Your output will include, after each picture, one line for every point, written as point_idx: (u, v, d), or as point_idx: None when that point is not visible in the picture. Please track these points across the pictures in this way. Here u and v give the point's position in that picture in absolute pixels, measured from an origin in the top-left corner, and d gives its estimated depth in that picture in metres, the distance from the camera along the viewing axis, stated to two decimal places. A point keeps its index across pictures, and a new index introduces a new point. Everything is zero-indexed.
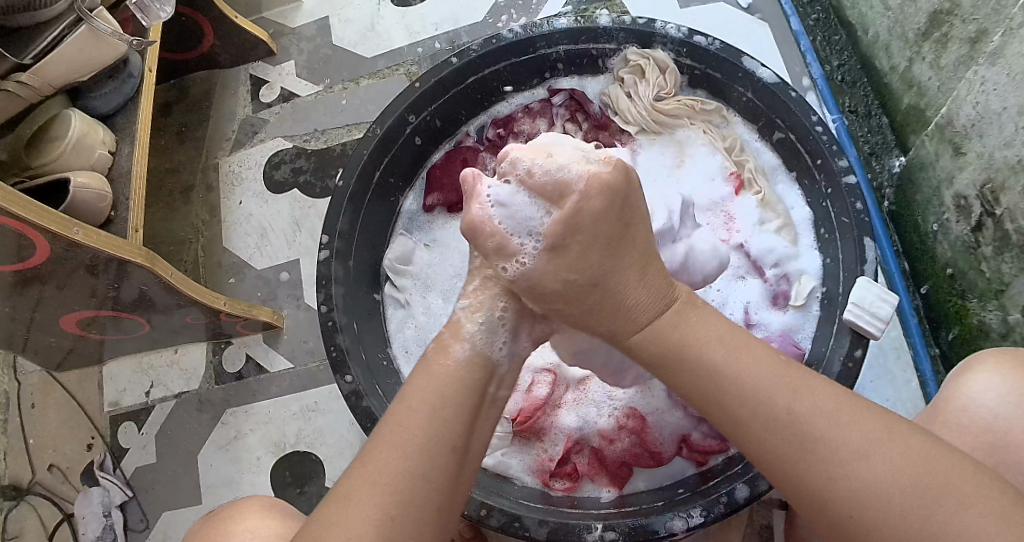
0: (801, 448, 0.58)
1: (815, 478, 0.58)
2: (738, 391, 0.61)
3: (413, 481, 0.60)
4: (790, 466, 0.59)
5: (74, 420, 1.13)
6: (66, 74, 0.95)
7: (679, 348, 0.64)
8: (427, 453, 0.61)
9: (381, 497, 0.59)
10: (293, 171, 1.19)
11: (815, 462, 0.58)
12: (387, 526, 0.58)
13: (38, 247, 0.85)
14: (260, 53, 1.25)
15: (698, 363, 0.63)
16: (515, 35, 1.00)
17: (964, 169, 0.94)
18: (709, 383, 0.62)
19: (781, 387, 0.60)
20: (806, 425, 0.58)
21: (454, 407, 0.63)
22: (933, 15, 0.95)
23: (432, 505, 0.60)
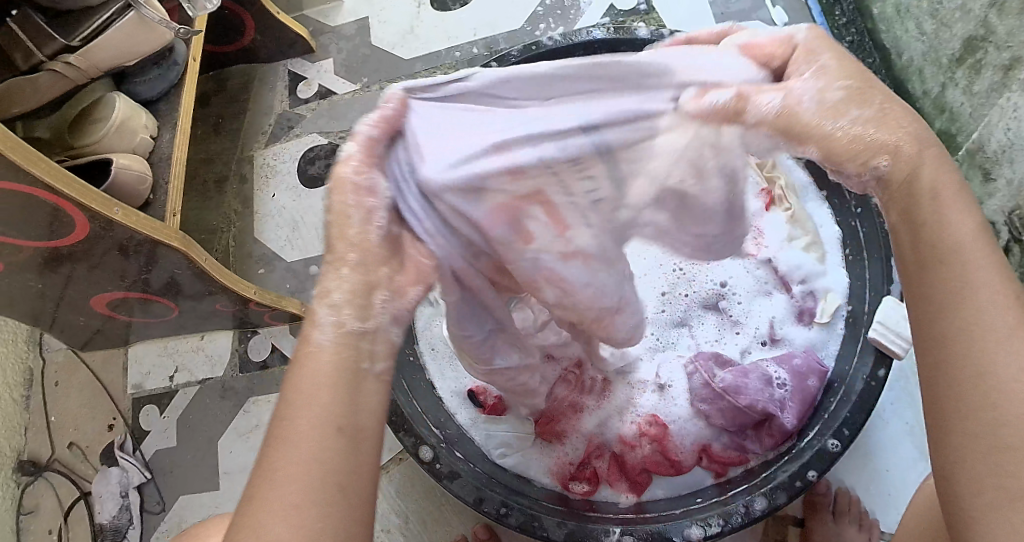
0: (989, 344, 0.51)
1: (986, 376, 0.51)
2: (971, 260, 0.54)
3: (312, 472, 0.51)
4: (963, 365, 0.52)
5: (96, 400, 1.14)
6: (112, 60, 0.97)
7: (932, 196, 0.56)
8: (318, 440, 0.52)
9: (280, 495, 0.50)
10: (328, 167, 1.21)
11: (1000, 359, 0.51)
12: (294, 516, 0.50)
13: (76, 226, 0.87)
14: (299, 50, 1.28)
15: (942, 230, 0.55)
16: (555, 43, 1.01)
17: (993, 195, 0.95)
18: (948, 241, 0.54)
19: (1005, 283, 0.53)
20: (1007, 334, 0.51)
21: (333, 390, 0.54)
22: (968, 41, 0.97)
23: (336, 485, 0.51)
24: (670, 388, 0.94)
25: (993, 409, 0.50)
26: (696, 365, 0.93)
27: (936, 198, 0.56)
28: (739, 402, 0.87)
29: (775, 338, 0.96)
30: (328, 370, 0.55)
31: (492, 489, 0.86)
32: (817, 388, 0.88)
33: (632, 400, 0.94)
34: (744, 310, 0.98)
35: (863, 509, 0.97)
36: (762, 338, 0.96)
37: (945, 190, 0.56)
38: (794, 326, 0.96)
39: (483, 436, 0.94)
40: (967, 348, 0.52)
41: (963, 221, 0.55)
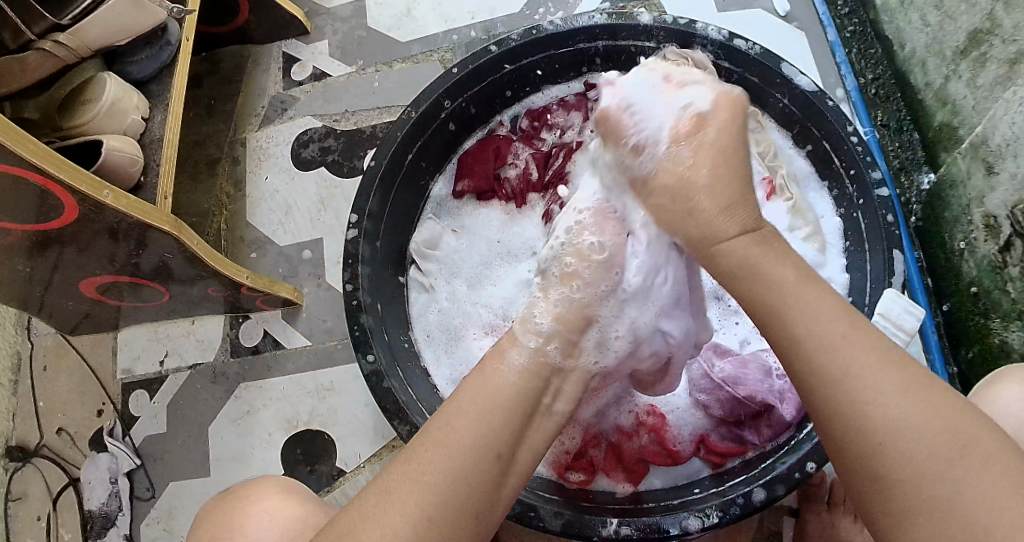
0: (841, 378, 0.55)
1: (848, 413, 0.54)
2: (796, 312, 0.58)
3: (455, 484, 0.58)
4: (828, 406, 0.55)
5: (85, 385, 1.12)
6: (104, 39, 0.94)
7: (748, 266, 0.61)
8: (478, 461, 0.59)
9: (422, 499, 0.57)
10: (321, 150, 1.19)
11: (857, 388, 0.54)
12: (424, 525, 0.56)
13: (65, 208, 0.85)
14: (294, 31, 1.25)
15: (764, 290, 0.60)
16: (555, 27, 0.99)
17: (996, 189, 0.94)
18: (768, 300, 0.59)
19: (838, 321, 0.57)
20: (848, 369, 0.55)
21: (505, 413, 0.62)
22: (973, 33, 0.96)
23: (475, 512, 0.58)
24: None
25: (871, 435, 0.53)
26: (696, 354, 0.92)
27: (749, 269, 0.61)
28: (737, 392, 0.89)
29: None
30: (512, 391, 0.63)
31: None
32: None
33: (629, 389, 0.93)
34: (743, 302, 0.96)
35: None
36: None
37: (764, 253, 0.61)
38: None
39: None
40: (824, 390, 0.55)
41: (780, 274, 0.60)
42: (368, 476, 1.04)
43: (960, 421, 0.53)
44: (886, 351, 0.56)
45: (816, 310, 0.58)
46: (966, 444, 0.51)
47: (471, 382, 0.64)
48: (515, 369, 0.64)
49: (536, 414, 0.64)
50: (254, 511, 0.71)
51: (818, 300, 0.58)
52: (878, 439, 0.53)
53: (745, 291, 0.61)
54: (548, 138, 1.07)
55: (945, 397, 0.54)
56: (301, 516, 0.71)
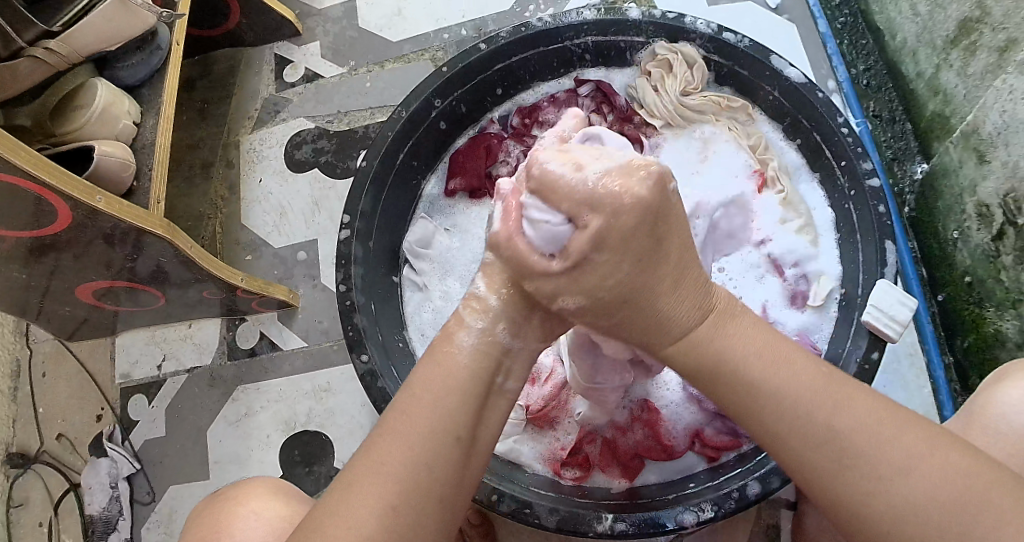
0: (846, 454, 0.55)
1: (856, 501, 0.55)
2: (774, 397, 0.58)
3: (419, 473, 0.56)
4: (845, 504, 0.55)
5: (84, 390, 1.13)
6: (94, 45, 0.95)
7: (719, 359, 0.60)
8: (438, 451, 0.57)
9: (382, 488, 0.56)
10: (314, 151, 1.19)
11: (867, 484, 0.55)
12: (389, 517, 0.55)
13: (59, 214, 0.85)
14: (285, 33, 1.25)
15: (731, 375, 0.59)
16: (544, 24, 0.99)
17: (988, 177, 0.94)
18: (744, 396, 0.59)
19: (816, 399, 0.57)
20: (846, 451, 0.55)
21: (460, 398, 0.59)
22: (963, 22, 0.96)
23: (438, 497, 0.57)
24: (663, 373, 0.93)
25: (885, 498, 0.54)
26: None
27: (705, 351, 0.61)
28: None
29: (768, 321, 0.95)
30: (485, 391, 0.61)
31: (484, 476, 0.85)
32: None
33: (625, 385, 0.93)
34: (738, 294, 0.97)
35: None
36: None
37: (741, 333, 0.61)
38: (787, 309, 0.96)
39: None
40: (825, 463, 0.56)
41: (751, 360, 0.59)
42: None
43: (963, 479, 0.53)
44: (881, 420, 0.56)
45: (798, 390, 0.58)
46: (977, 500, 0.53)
47: (424, 364, 0.61)
48: (466, 352, 0.62)
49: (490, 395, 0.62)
50: (242, 511, 0.72)
51: (798, 376, 0.58)
52: (896, 502, 0.54)
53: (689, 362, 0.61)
54: (537, 135, 1.06)
55: (947, 453, 0.54)
56: (286, 512, 0.72)
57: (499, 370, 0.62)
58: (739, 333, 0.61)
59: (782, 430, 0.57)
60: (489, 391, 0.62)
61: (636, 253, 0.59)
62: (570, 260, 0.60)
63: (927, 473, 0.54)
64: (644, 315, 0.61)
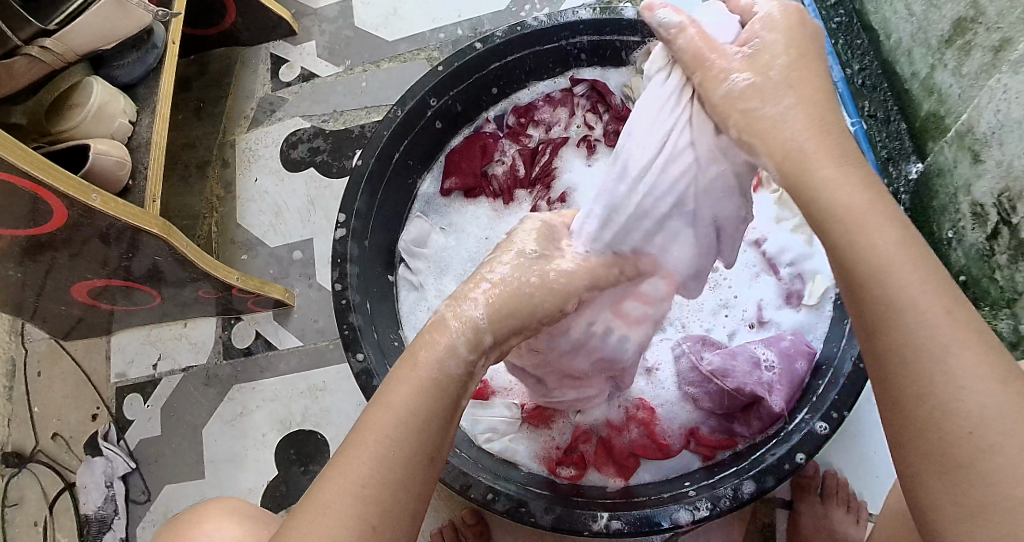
0: (928, 361, 0.51)
1: (937, 401, 0.50)
2: (891, 268, 0.53)
3: (394, 492, 0.55)
4: (914, 404, 0.51)
5: (79, 389, 1.13)
6: (89, 44, 0.94)
7: (845, 212, 0.56)
8: (411, 469, 0.55)
9: (359, 509, 0.54)
10: (310, 150, 1.20)
11: (949, 391, 0.50)
12: (368, 536, 0.53)
13: (54, 213, 0.85)
14: (281, 32, 1.25)
15: (854, 219, 0.55)
16: (540, 23, 0.98)
17: (982, 176, 0.94)
18: (865, 258, 0.54)
19: (935, 288, 0.52)
20: (944, 345, 0.51)
21: (432, 415, 0.57)
22: (957, 22, 0.96)
23: (410, 513, 0.55)
24: (658, 372, 0.94)
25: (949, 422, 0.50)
26: (684, 348, 0.93)
27: (841, 215, 0.56)
28: (726, 384, 0.87)
29: (763, 320, 0.96)
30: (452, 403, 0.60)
31: (478, 475, 0.84)
32: (805, 371, 0.88)
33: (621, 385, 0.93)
34: (732, 295, 0.97)
35: (851, 491, 0.96)
36: (750, 320, 0.96)
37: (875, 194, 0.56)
38: (783, 308, 0.96)
39: (470, 420, 0.93)
40: (908, 360, 0.52)
41: (887, 231, 0.55)
42: None
43: None
44: (981, 335, 0.51)
45: (919, 274, 0.53)
46: None
47: (398, 376, 0.59)
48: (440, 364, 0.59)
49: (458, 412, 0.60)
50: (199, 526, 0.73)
51: (926, 263, 0.53)
52: (959, 437, 0.49)
53: (824, 230, 0.57)
54: (533, 134, 1.09)
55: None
56: (260, 530, 0.72)
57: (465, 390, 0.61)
58: (883, 216, 0.55)
59: (899, 290, 0.53)
60: (463, 398, 0.61)
61: (804, 47, 0.62)
62: (746, 46, 0.63)
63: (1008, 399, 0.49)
64: (800, 161, 0.59)
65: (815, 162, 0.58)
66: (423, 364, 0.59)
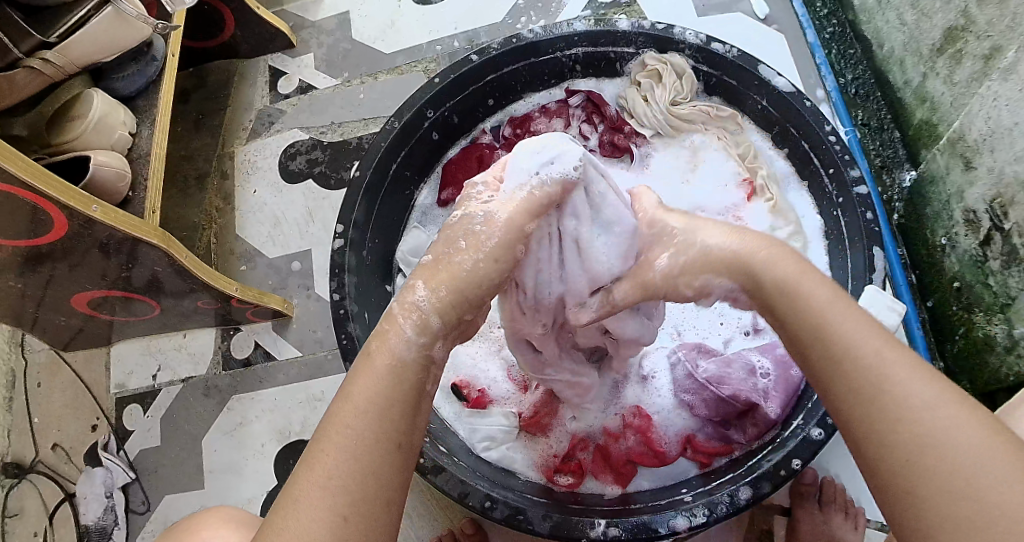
0: (870, 400, 0.53)
1: (887, 433, 0.51)
2: (829, 323, 0.56)
3: (364, 478, 0.53)
4: (867, 436, 0.52)
5: (79, 400, 1.13)
6: (89, 56, 0.95)
7: (777, 285, 0.60)
8: (381, 456, 0.54)
9: (329, 500, 0.52)
10: (308, 162, 1.20)
11: (895, 418, 0.51)
12: (340, 527, 0.52)
13: (54, 224, 0.86)
14: (280, 45, 1.27)
15: (787, 290, 0.59)
16: (535, 35, 1.00)
17: (974, 183, 0.95)
18: (806, 319, 0.57)
19: (872, 335, 0.55)
20: (883, 380, 0.53)
21: (402, 405, 0.57)
22: (948, 30, 0.97)
23: (385, 499, 0.54)
24: (654, 380, 0.94)
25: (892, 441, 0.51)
26: (680, 356, 0.94)
27: (782, 285, 0.60)
28: (722, 391, 0.89)
29: (758, 329, 0.96)
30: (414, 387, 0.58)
31: (476, 483, 0.85)
32: (800, 378, 0.88)
33: (617, 393, 0.94)
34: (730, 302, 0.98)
35: (848, 498, 0.97)
36: (746, 328, 0.97)
37: (803, 268, 0.60)
38: None
39: (468, 430, 0.94)
40: (853, 381, 0.54)
41: (818, 292, 0.58)
42: None
43: (990, 437, 0.49)
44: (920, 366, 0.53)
45: (850, 324, 0.56)
46: (1003, 459, 0.48)
47: (359, 370, 0.58)
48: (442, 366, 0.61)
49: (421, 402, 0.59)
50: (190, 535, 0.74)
51: (857, 317, 0.56)
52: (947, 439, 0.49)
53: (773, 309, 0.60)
54: None
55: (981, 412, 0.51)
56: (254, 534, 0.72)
57: (427, 379, 0.60)
58: (816, 281, 0.59)
59: (838, 337, 0.55)
60: (426, 384, 0.60)
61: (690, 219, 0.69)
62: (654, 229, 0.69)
63: (955, 415, 0.50)
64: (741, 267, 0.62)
65: (749, 250, 0.63)
66: (402, 363, 0.59)
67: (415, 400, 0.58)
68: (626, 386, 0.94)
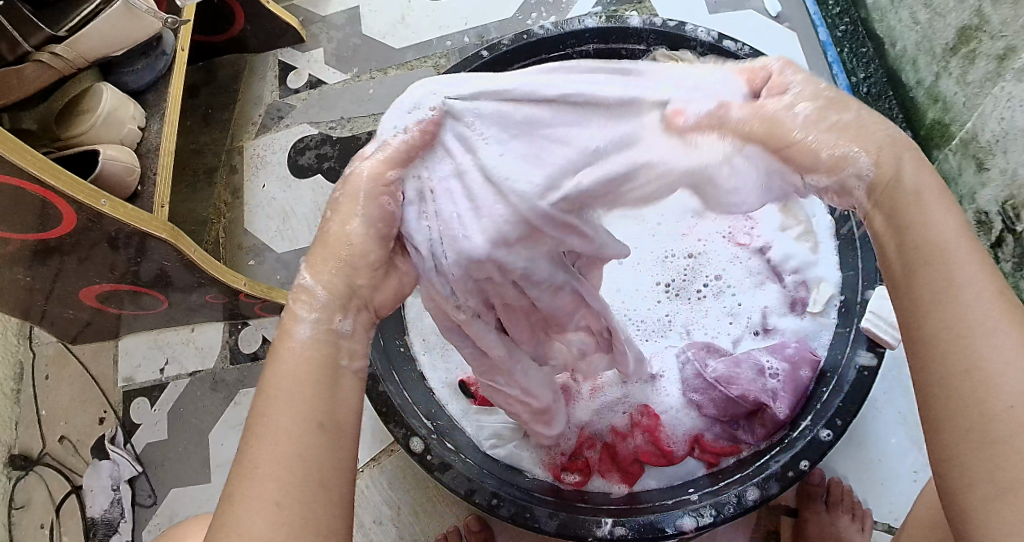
0: (971, 342, 0.48)
1: (975, 382, 0.47)
2: (950, 252, 0.51)
3: (292, 462, 0.51)
4: (948, 384, 0.48)
5: (87, 393, 1.13)
6: (99, 51, 0.95)
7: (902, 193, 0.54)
8: (301, 437, 0.52)
9: (261, 489, 0.50)
10: (318, 157, 1.20)
11: (989, 369, 0.47)
12: (274, 513, 0.49)
13: (63, 218, 0.86)
14: (290, 40, 1.27)
15: (913, 205, 0.53)
16: (546, 31, 1.01)
17: (987, 184, 0.94)
18: (926, 239, 0.52)
19: (992, 279, 0.50)
20: (991, 327, 0.48)
21: (311, 386, 0.54)
22: (962, 30, 0.96)
23: (320, 481, 0.51)
24: (661, 379, 0.94)
25: (964, 408, 0.47)
26: (689, 355, 0.93)
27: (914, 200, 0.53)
28: (730, 391, 0.88)
29: (767, 328, 0.96)
30: (313, 363, 0.56)
31: (483, 480, 0.85)
32: (809, 378, 0.88)
33: (624, 391, 0.94)
34: (739, 301, 0.98)
35: (856, 499, 0.96)
36: (755, 328, 0.96)
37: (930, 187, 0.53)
38: (787, 315, 0.96)
39: (475, 427, 0.94)
40: (957, 319, 0.49)
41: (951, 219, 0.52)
42: (366, 481, 1.04)
43: None
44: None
45: (973, 262, 0.50)
46: None
47: (269, 364, 0.56)
48: None
49: (338, 380, 0.56)
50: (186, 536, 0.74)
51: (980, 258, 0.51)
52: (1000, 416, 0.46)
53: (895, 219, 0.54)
54: None
55: None
56: None
57: (339, 355, 0.57)
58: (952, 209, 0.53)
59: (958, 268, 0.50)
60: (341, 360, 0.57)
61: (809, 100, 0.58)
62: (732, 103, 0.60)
63: None
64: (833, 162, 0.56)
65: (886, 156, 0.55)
66: (315, 349, 0.57)
67: (328, 376, 0.56)
68: (635, 387, 0.94)
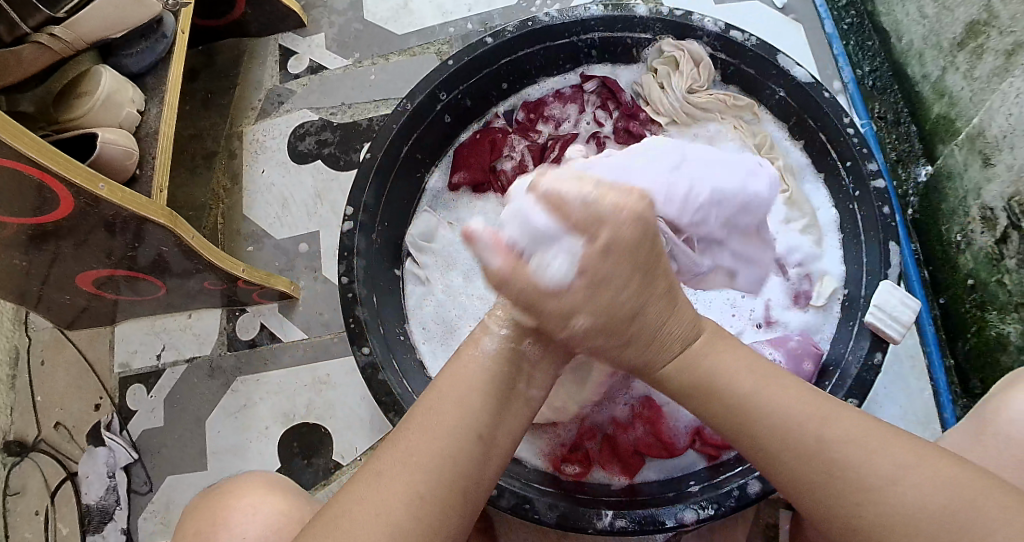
0: (830, 467, 0.61)
1: (842, 501, 0.60)
2: (764, 406, 0.65)
3: (441, 460, 0.63)
4: (824, 499, 0.62)
5: (83, 379, 1.12)
6: (98, 32, 0.94)
7: (707, 374, 0.68)
8: (463, 445, 0.64)
9: (410, 478, 0.62)
10: (318, 143, 1.19)
11: (851, 479, 0.61)
12: (417, 503, 0.61)
13: (61, 202, 0.85)
14: (291, 24, 1.25)
15: (719, 391, 0.66)
16: (551, 18, 0.98)
17: (993, 180, 0.94)
18: (742, 411, 0.65)
19: (811, 414, 0.64)
20: (839, 460, 0.61)
21: (481, 397, 0.66)
22: (970, 25, 0.95)
23: (461, 486, 0.63)
24: None
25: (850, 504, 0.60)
26: None
27: (725, 381, 0.66)
28: None
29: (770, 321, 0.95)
30: (485, 376, 0.68)
31: None
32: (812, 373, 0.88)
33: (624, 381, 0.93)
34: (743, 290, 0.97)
35: None
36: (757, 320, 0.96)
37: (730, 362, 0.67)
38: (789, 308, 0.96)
39: None
40: (800, 456, 0.63)
41: (744, 378, 0.66)
42: None
43: (945, 495, 0.58)
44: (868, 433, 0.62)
45: (792, 412, 0.64)
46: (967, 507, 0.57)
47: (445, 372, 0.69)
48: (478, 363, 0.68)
49: (511, 398, 0.69)
50: (239, 503, 0.73)
51: (792, 400, 0.64)
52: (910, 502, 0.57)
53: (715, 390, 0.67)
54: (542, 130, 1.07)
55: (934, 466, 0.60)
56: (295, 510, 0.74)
57: (517, 377, 0.70)
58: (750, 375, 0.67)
59: (769, 420, 0.64)
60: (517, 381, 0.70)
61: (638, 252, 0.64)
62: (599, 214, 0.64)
63: (917, 484, 0.59)
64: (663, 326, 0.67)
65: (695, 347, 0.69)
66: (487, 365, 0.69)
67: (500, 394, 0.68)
68: None
